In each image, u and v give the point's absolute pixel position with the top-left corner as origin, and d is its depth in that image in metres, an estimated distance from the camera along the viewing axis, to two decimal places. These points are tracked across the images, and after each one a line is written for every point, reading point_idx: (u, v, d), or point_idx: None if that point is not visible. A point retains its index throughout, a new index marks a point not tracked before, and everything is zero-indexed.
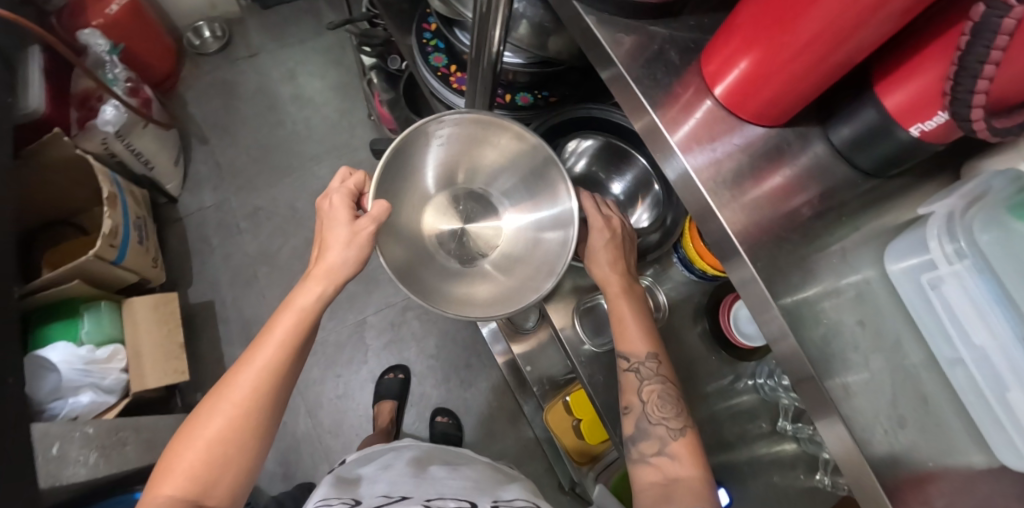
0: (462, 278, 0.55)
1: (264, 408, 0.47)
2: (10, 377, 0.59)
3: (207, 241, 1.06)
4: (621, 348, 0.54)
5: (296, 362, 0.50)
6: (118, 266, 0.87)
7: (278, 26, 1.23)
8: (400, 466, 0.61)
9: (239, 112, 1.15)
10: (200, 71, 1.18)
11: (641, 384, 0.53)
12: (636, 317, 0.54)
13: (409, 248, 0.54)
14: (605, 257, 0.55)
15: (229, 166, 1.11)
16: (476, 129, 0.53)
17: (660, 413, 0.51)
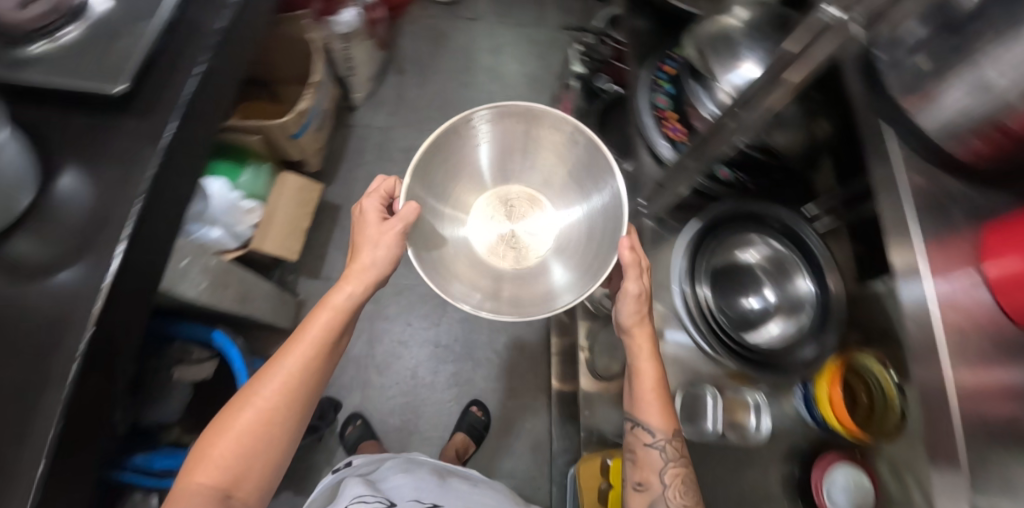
0: (492, 260, 0.67)
1: (290, 403, 0.53)
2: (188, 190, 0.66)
3: (361, 154, 1.15)
4: (647, 425, 0.56)
5: (327, 362, 0.57)
6: (295, 140, 0.95)
7: (505, 4, 1.30)
8: (423, 475, 0.82)
9: (439, 60, 1.23)
10: (425, 13, 1.27)
11: (664, 466, 0.56)
12: (663, 394, 0.57)
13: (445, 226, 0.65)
14: (632, 306, 0.57)
15: (409, 102, 1.19)
16: (525, 127, 0.62)
17: (680, 500, 0.54)
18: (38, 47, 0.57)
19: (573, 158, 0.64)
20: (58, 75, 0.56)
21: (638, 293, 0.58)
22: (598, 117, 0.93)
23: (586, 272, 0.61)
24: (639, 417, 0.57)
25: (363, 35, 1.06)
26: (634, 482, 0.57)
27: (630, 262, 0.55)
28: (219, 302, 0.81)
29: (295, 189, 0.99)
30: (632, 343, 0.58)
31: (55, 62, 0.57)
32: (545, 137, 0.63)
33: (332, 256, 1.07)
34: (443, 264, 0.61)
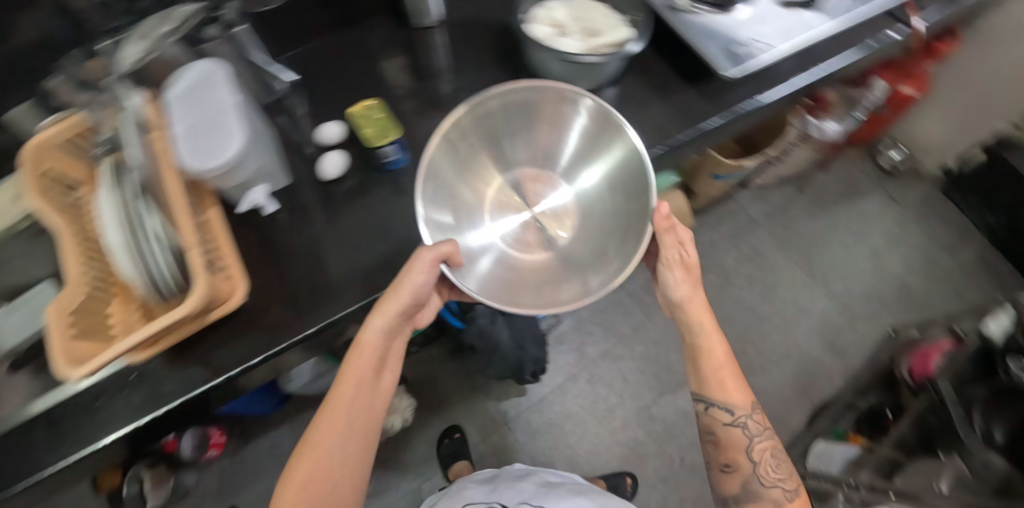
0: (478, 220, 0.68)
1: (348, 447, 0.57)
2: (669, 161, 0.74)
3: (720, 216, 1.17)
4: (723, 405, 0.66)
5: (372, 401, 0.60)
6: (712, 180, 1.00)
7: (933, 212, 1.23)
8: (533, 485, 0.83)
9: (839, 206, 1.21)
10: (858, 164, 1.27)
11: (750, 444, 0.66)
12: (733, 374, 0.66)
13: (470, 171, 0.68)
14: (678, 276, 0.64)
15: (790, 212, 1.19)
16: (608, 138, 0.65)
17: (770, 472, 0.66)
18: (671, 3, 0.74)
19: (621, 202, 0.65)
20: (676, 26, 0.72)
21: (691, 277, 0.64)
22: (989, 389, 0.86)
23: (534, 287, 0.64)
24: (710, 397, 0.67)
25: (817, 145, 1.09)
26: (723, 464, 0.67)
27: (664, 230, 0.60)
28: None
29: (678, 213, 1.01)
30: (687, 319, 0.66)
31: (676, 18, 0.73)
32: (618, 155, 0.65)
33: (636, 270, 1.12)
34: (446, 205, 0.65)
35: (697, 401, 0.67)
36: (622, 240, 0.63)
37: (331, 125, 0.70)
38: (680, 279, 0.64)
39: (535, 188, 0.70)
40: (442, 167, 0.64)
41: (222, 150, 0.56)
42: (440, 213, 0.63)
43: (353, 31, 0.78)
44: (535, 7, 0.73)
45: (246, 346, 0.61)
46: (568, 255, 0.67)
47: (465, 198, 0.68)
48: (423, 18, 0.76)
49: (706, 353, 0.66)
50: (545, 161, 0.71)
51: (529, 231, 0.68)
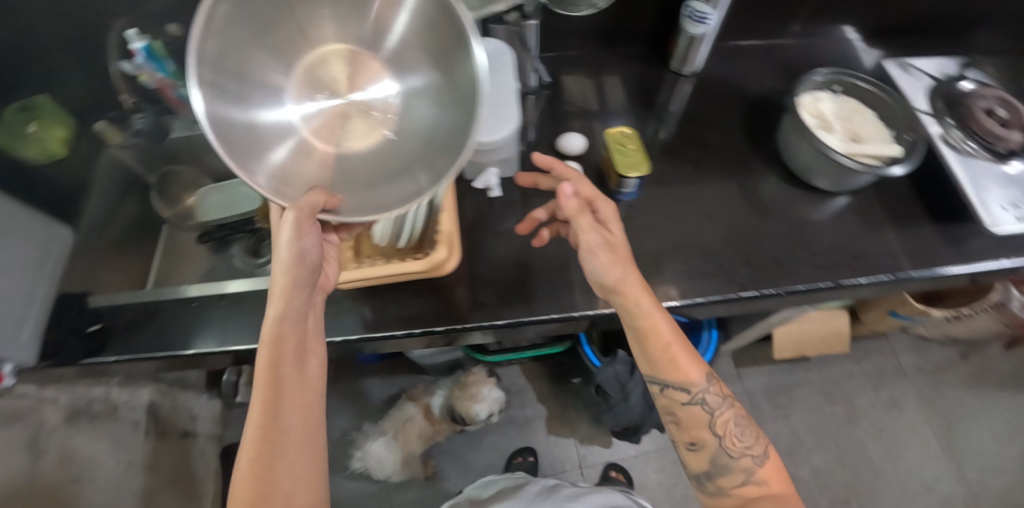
0: (275, 111, 0.49)
1: (292, 446, 0.46)
2: (880, 291, 0.69)
3: (866, 354, 1.08)
4: (673, 382, 0.55)
5: (306, 398, 0.48)
6: (886, 315, 0.93)
7: None
8: (530, 491, 0.81)
9: (1006, 394, 1.08)
10: None
11: (712, 418, 0.56)
12: (682, 345, 0.55)
13: (270, 45, 0.48)
14: (605, 257, 0.54)
15: (945, 379, 1.07)
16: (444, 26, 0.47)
17: (736, 445, 0.55)
18: (944, 133, 0.72)
19: (459, 108, 0.49)
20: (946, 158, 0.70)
21: (617, 255, 0.55)
22: None
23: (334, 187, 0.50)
24: (664, 376, 0.56)
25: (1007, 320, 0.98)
26: (688, 442, 0.57)
27: (579, 212, 0.55)
28: (733, 327, 0.85)
29: (834, 330, 0.93)
30: (624, 302, 0.55)
31: (946, 151, 0.71)
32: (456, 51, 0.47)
33: (761, 371, 1.06)
34: (244, 87, 0.46)
35: (650, 383, 0.56)
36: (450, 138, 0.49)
37: (578, 136, 0.71)
38: (610, 262, 0.54)
39: (346, 73, 0.52)
40: (242, 25, 0.44)
41: (495, 131, 0.57)
42: (224, 69, 0.44)
43: (611, 57, 0.81)
44: (812, 87, 0.73)
45: (418, 310, 0.64)
46: (396, 154, 0.53)
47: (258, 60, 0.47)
48: (683, 66, 0.78)
49: (654, 331, 0.54)
50: (349, 29, 0.51)
51: (341, 121, 0.53)
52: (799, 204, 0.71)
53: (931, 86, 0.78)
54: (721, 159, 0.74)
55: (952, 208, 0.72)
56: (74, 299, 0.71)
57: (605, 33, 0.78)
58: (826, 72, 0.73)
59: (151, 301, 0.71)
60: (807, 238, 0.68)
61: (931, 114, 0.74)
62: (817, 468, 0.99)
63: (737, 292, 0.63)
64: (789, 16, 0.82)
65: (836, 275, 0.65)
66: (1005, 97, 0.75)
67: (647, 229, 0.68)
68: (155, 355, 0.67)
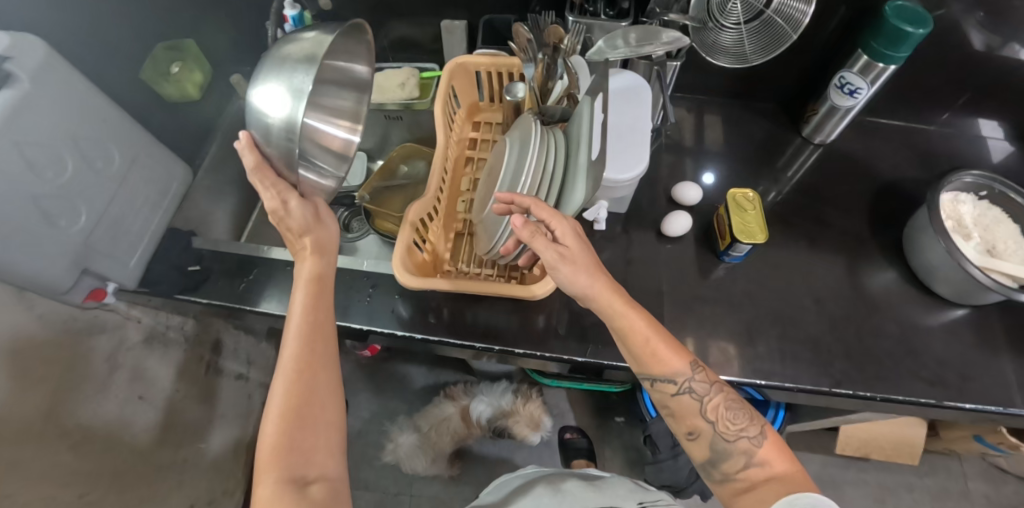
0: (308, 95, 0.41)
1: (322, 387, 0.46)
2: (987, 419, 0.63)
3: (934, 472, 1.01)
4: (660, 375, 0.50)
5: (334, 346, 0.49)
6: (970, 438, 0.86)
7: None
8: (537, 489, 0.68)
9: None
10: None
11: (703, 404, 0.50)
12: (660, 334, 0.50)
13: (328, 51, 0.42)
14: (577, 276, 0.49)
15: None
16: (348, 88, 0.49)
17: (732, 427, 0.49)
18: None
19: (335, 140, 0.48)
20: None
21: (577, 263, 0.49)
22: None
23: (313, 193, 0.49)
24: (649, 370, 0.51)
25: None
26: (685, 434, 0.51)
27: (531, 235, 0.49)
28: (802, 411, 0.81)
29: (907, 439, 0.87)
30: (598, 307, 0.50)
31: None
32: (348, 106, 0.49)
33: (814, 459, 1.00)
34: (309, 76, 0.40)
35: (639, 379, 0.52)
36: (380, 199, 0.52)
37: (695, 188, 0.69)
38: (583, 275, 0.49)
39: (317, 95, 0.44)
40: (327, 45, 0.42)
41: (626, 169, 0.56)
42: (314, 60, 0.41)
43: (738, 111, 0.79)
44: (951, 188, 0.68)
45: (497, 324, 0.65)
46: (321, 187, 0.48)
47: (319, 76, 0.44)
48: (814, 134, 0.75)
49: (630, 331, 0.50)
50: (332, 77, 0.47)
51: (326, 146, 0.48)
52: (914, 307, 0.66)
53: None
54: (836, 241, 0.70)
55: None
56: (182, 235, 0.76)
57: (739, 85, 0.77)
58: (977, 175, 0.68)
59: (248, 256, 0.74)
60: (915, 343, 0.64)
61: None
62: None
63: (829, 386, 0.60)
64: (939, 105, 0.76)
65: (940, 394, 0.60)
66: None
67: (744, 298, 0.65)
68: (243, 307, 0.70)
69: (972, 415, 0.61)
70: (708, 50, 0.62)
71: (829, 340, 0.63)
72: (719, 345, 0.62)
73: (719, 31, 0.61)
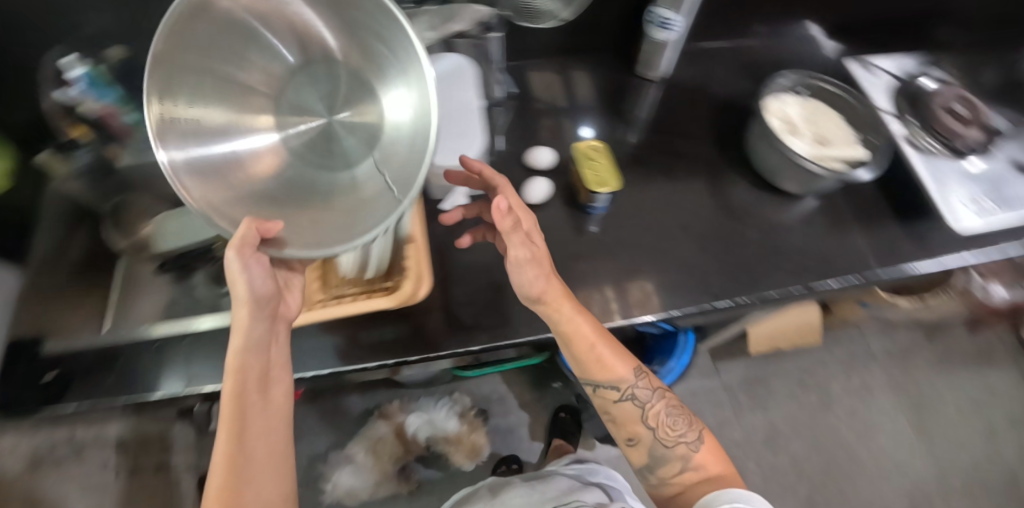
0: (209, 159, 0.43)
1: (260, 465, 0.45)
2: (851, 290, 0.70)
3: (836, 343, 1.12)
4: (609, 383, 0.56)
5: (271, 420, 0.47)
6: (855, 305, 0.95)
7: None
8: (483, 494, 0.80)
9: (969, 372, 1.11)
10: (999, 335, 1.15)
11: (644, 411, 0.57)
12: (605, 340, 0.56)
13: (206, 104, 0.44)
14: (529, 273, 0.50)
15: (911, 362, 1.11)
16: (317, 82, 0.48)
17: (672, 433, 0.57)
18: (913, 131, 0.73)
19: (314, 159, 0.49)
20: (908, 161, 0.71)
21: (540, 267, 0.52)
22: None
23: (312, 218, 0.46)
24: (594, 377, 0.57)
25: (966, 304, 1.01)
26: (626, 439, 0.58)
27: (511, 229, 0.51)
28: (708, 329, 0.87)
29: (804, 323, 0.95)
30: (547, 312, 0.53)
31: (914, 152, 0.72)
32: (331, 96, 0.48)
33: (737, 364, 1.08)
34: (196, 138, 0.43)
35: (585, 385, 0.57)
36: (409, 165, 0.44)
37: (547, 151, 0.70)
38: (528, 272, 0.51)
39: (255, 141, 0.46)
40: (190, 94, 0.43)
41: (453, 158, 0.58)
42: (189, 125, 0.43)
43: (577, 65, 0.81)
44: (775, 91, 0.73)
45: (394, 337, 0.63)
46: (332, 197, 0.48)
47: (249, 82, 0.46)
48: (649, 71, 0.78)
49: (576, 336, 0.54)
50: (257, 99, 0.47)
51: (323, 154, 0.49)
52: (768, 208, 0.71)
53: (891, 85, 0.78)
54: (692, 167, 0.74)
55: (918, 204, 0.73)
56: (27, 344, 0.67)
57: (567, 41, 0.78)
58: (790, 76, 0.73)
59: (108, 345, 0.67)
60: (775, 240, 0.69)
61: (894, 113, 0.74)
62: (794, 456, 1.03)
63: (710, 301, 0.64)
64: (750, 17, 0.80)
65: (806, 281, 0.66)
66: (967, 96, 0.76)
67: (621, 244, 0.67)
68: (121, 398, 0.64)
69: (835, 291, 0.68)
70: (526, 18, 0.63)
71: (703, 259, 0.67)
72: (607, 296, 0.63)
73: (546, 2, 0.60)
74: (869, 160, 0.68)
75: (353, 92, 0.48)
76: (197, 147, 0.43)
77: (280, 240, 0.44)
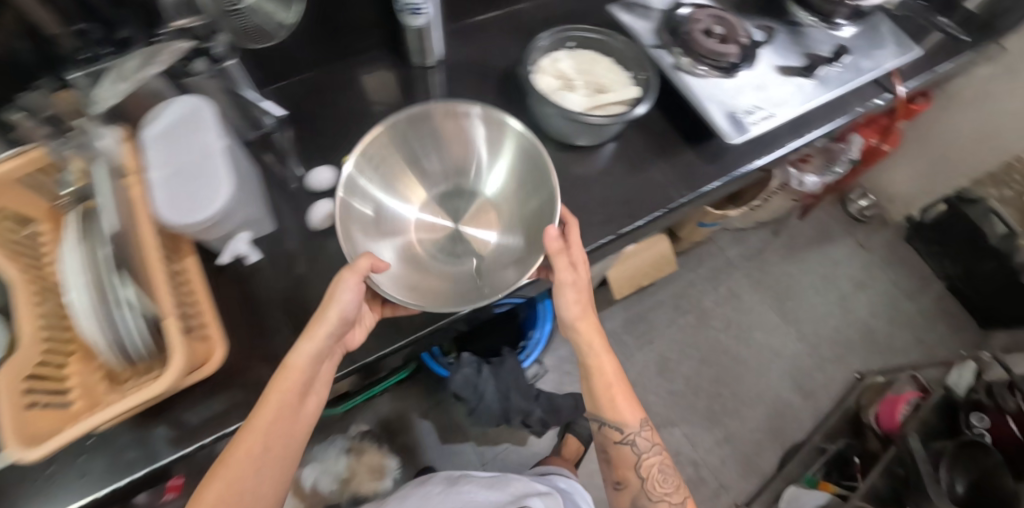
0: (365, 215, 0.63)
1: (267, 464, 0.49)
2: (662, 222, 0.73)
3: (699, 262, 1.19)
4: (617, 425, 0.64)
5: (294, 425, 0.51)
6: (697, 227, 1.02)
7: (900, 258, 1.26)
8: (441, 485, 0.80)
9: (812, 252, 1.24)
10: (829, 211, 1.29)
11: (638, 459, 0.65)
12: (621, 386, 0.63)
13: (381, 187, 0.65)
14: (568, 299, 0.59)
15: (764, 259, 1.22)
16: (469, 191, 0.69)
17: (658, 487, 0.64)
18: (684, 61, 0.73)
19: (446, 245, 0.66)
20: (686, 94, 0.72)
21: (579, 294, 0.59)
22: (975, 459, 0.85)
23: (442, 288, 0.62)
24: (603, 413, 0.65)
25: (792, 197, 1.11)
26: (616, 478, 0.67)
27: (557, 253, 0.56)
28: None
29: (655, 256, 1.01)
30: (579, 342, 0.62)
31: (690, 81, 0.72)
32: (469, 205, 0.69)
33: (617, 309, 1.13)
34: (364, 205, 0.63)
35: (594, 420, 0.65)
36: (524, 248, 0.63)
37: (324, 171, 0.65)
38: (572, 302, 0.59)
39: (401, 229, 0.66)
40: (370, 180, 0.64)
41: (194, 212, 0.52)
42: (360, 197, 0.63)
43: (352, 68, 0.76)
44: (541, 54, 0.70)
45: (221, 407, 0.56)
46: (458, 282, 0.63)
47: (417, 186, 0.68)
48: (423, 59, 0.75)
49: (599, 371, 0.62)
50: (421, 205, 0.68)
51: (443, 249, 0.66)
52: (572, 165, 0.73)
53: (656, 19, 0.77)
54: None
55: (705, 128, 0.76)
56: None
57: (332, 49, 0.73)
58: (546, 36, 0.70)
59: None
60: (583, 196, 0.70)
61: (662, 47, 0.73)
62: (685, 376, 1.10)
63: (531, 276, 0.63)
64: None
65: (617, 227, 0.68)
66: (721, 13, 0.77)
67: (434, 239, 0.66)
68: None
69: (647, 228, 0.71)
70: (268, 38, 0.59)
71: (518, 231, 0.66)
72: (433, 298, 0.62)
73: (273, 9, 0.56)
74: (640, 94, 0.68)
75: (485, 207, 0.68)
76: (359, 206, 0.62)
77: (401, 291, 0.59)
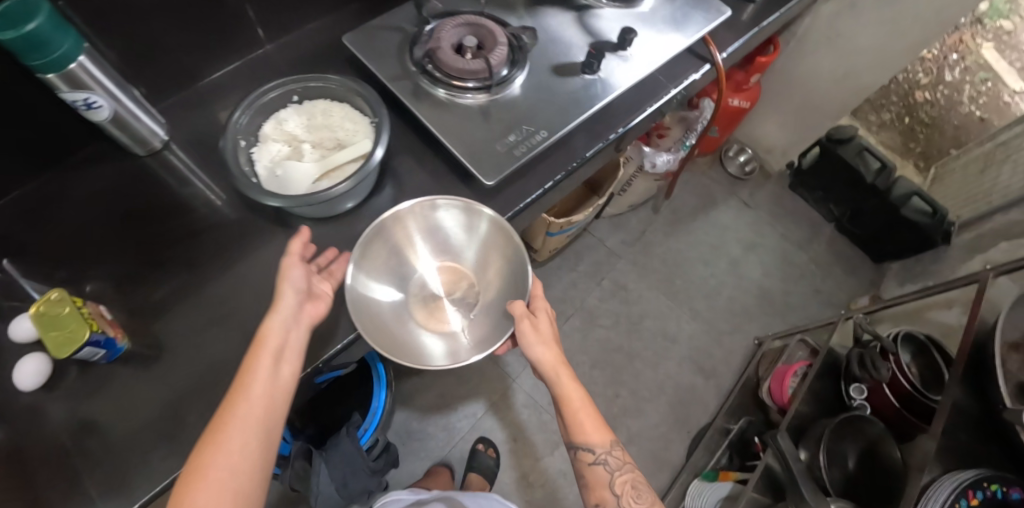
0: (369, 286, 0.57)
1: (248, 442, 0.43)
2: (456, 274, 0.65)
3: (578, 259, 1.14)
4: (587, 443, 0.55)
5: (277, 400, 0.46)
6: (547, 237, 0.94)
7: (787, 208, 1.20)
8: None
9: (695, 221, 1.18)
10: (708, 173, 1.23)
11: (612, 478, 0.55)
12: (587, 404, 0.55)
13: (384, 252, 0.59)
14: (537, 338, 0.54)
15: (646, 240, 1.16)
16: (467, 252, 0.62)
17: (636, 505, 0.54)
18: (441, 92, 0.63)
19: (448, 311, 0.60)
20: (443, 132, 0.61)
21: (539, 333, 0.55)
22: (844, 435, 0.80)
23: (446, 353, 0.57)
24: (573, 438, 0.56)
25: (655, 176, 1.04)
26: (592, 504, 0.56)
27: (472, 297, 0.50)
28: None
29: None
30: (544, 373, 0.55)
31: (450, 114, 0.62)
32: (467, 269, 0.62)
33: None
34: (367, 277, 0.57)
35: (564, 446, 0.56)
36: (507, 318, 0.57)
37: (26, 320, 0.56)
38: (540, 343, 0.54)
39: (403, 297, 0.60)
40: (374, 253, 0.58)
41: None
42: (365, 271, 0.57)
43: (78, 174, 0.67)
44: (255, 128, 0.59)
45: None
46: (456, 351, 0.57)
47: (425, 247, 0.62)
48: (147, 145, 0.65)
49: (566, 396, 0.54)
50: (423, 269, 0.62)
51: (439, 318, 0.60)
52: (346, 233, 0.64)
53: (404, 44, 0.66)
54: (247, 226, 0.64)
55: None
56: None
57: (26, 158, 0.63)
58: (240, 113, 0.57)
59: None
60: None
61: (409, 80, 0.64)
62: None
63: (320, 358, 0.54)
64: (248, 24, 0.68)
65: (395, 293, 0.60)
66: (475, 20, 0.67)
67: (185, 356, 0.57)
68: None
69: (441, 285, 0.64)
70: None
71: None
72: (187, 429, 0.53)
73: None
74: (375, 143, 0.57)
75: (480, 271, 0.62)
76: (364, 280, 0.56)
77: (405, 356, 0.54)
